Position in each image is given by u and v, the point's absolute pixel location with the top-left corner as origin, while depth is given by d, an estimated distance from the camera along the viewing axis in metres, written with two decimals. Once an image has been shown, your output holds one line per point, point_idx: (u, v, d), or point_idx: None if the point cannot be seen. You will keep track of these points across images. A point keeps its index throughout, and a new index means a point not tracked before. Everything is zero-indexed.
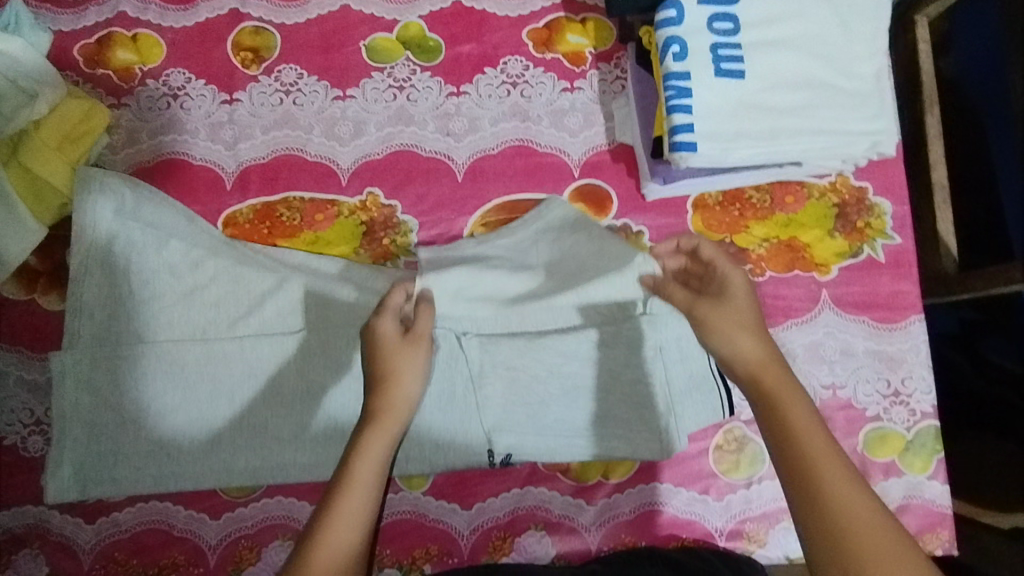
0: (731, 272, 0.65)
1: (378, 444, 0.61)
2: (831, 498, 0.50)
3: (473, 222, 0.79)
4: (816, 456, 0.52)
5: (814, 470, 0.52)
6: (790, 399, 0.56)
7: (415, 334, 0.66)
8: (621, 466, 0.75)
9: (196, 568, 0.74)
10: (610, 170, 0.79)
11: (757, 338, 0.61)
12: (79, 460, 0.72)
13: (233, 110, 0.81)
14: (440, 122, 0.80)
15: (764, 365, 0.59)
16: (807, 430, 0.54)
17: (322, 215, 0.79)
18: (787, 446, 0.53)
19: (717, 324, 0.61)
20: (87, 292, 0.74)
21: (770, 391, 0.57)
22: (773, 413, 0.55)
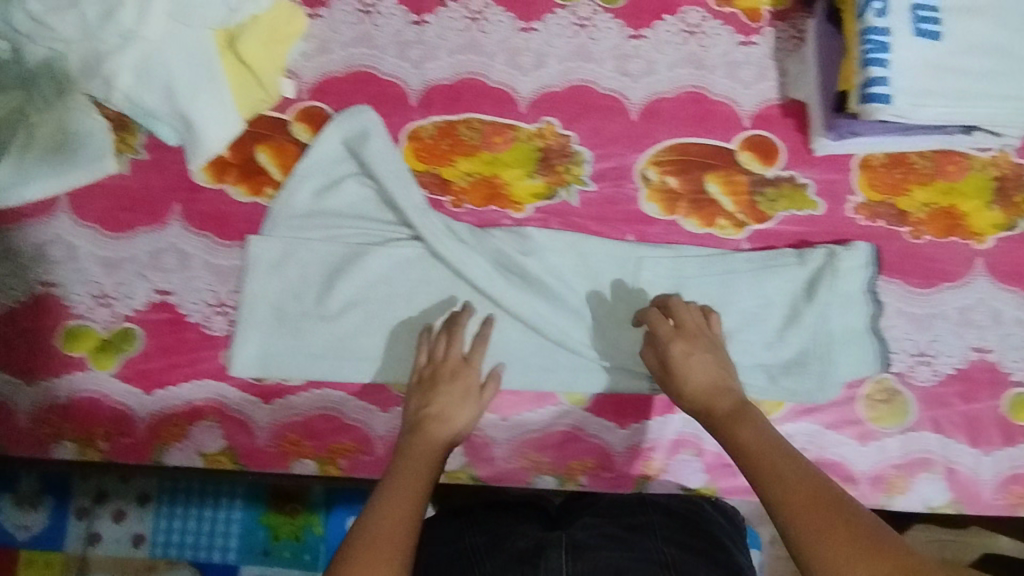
0: (670, 342, 0.69)
1: (423, 465, 0.66)
2: (783, 470, 0.58)
3: (646, 159, 0.82)
4: (755, 449, 0.60)
5: (768, 458, 0.59)
6: (746, 423, 0.63)
7: (483, 398, 0.72)
8: (771, 402, 0.77)
9: (364, 456, 0.77)
10: (779, 123, 0.82)
11: (712, 365, 0.67)
12: (269, 340, 0.78)
13: (421, 31, 0.85)
14: (618, 62, 0.84)
15: (716, 393, 0.66)
16: (755, 439, 0.61)
17: (501, 137, 0.83)
18: (748, 474, 0.59)
19: (682, 363, 0.68)
20: (297, 197, 0.81)
21: (722, 419, 0.64)
22: (730, 435, 0.63)
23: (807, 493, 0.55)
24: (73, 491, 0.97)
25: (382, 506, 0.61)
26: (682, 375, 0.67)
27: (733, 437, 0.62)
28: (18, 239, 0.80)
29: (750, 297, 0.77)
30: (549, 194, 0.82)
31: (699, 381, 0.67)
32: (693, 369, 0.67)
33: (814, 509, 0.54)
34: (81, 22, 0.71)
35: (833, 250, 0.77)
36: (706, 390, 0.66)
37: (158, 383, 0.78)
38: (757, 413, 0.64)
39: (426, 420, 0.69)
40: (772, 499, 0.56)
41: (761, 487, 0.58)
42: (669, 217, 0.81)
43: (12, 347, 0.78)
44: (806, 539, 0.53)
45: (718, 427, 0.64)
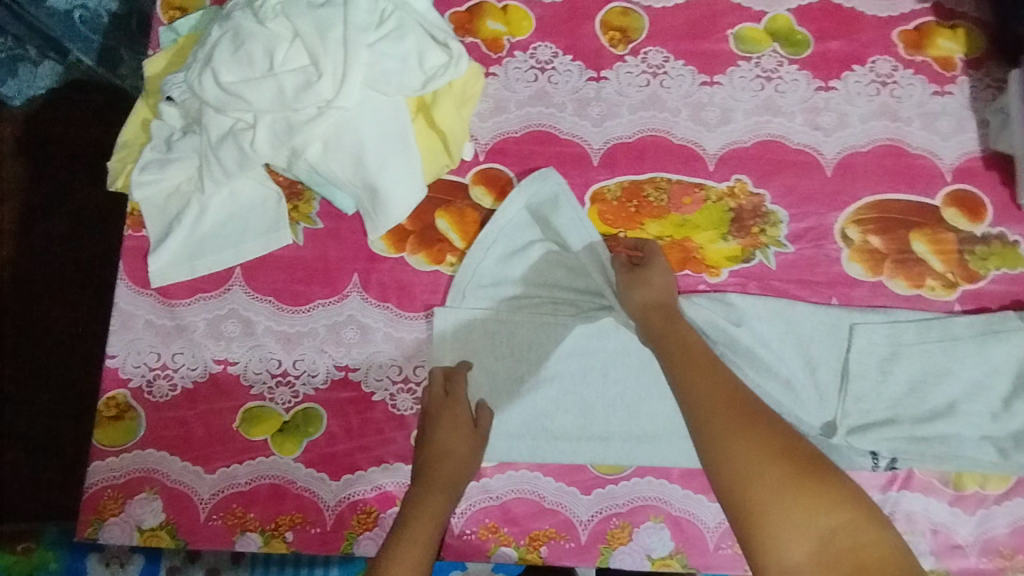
0: (654, 253, 0.75)
1: (439, 501, 0.68)
2: (710, 374, 0.64)
3: (845, 218, 0.78)
4: (691, 341, 0.68)
5: (697, 366, 0.65)
6: (678, 325, 0.69)
7: (479, 433, 0.72)
8: (998, 478, 0.73)
9: (567, 542, 0.72)
10: (983, 176, 0.78)
11: (666, 286, 0.73)
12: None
13: (600, 87, 0.82)
14: (808, 115, 0.80)
15: (660, 303, 0.71)
16: (694, 347, 0.67)
17: (689, 198, 0.79)
18: (675, 375, 0.65)
19: (648, 272, 0.73)
20: (482, 263, 0.77)
21: (665, 318, 0.70)
22: (659, 337, 0.69)
23: (714, 397, 0.62)
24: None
25: (405, 536, 0.65)
26: (647, 277, 0.73)
27: (671, 341, 0.68)
28: (192, 315, 0.76)
29: (971, 364, 0.73)
30: (745, 256, 0.77)
31: (658, 283, 0.73)
32: (653, 279, 0.73)
33: (733, 425, 0.59)
34: (278, 93, 0.69)
35: None
36: (659, 296, 0.72)
37: (345, 467, 0.73)
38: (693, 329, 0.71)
39: (436, 458, 0.70)
40: (695, 405, 0.62)
41: (686, 395, 0.63)
42: (875, 279, 0.77)
43: (190, 431, 0.73)
44: (729, 447, 0.58)
45: (655, 327, 0.70)
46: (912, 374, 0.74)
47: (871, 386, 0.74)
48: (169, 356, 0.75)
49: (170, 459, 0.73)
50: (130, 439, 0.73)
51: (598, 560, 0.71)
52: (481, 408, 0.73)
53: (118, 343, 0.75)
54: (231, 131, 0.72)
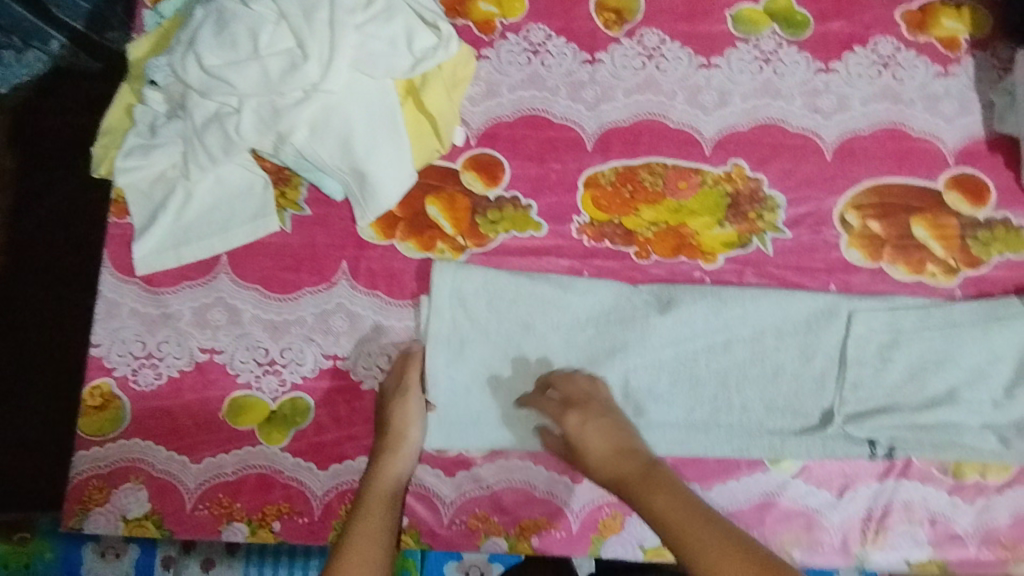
0: (569, 408, 0.69)
1: (390, 471, 0.66)
2: (703, 535, 0.57)
3: (844, 203, 0.76)
4: (673, 510, 0.59)
5: (695, 531, 0.57)
6: (658, 489, 0.62)
7: (418, 392, 0.71)
8: (999, 467, 0.71)
9: (558, 532, 0.71)
10: (987, 160, 0.77)
11: (613, 429, 0.67)
12: (453, 409, 0.72)
13: (594, 70, 0.80)
14: (808, 98, 0.79)
15: (622, 481, 0.64)
16: (675, 514, 0.59)
17: (685, 182, 0.77)
18: (670, 542, 0.58)
19: (586, 439, 0.66)
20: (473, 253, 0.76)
21: (634, 491, 0.62)
22: (647, 503, 0.61)
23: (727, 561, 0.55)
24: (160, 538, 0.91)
25: (360, 524, 0.62)
26: (580, 451, 0.67)
27: (647, 512, 0.61)
28: (178, 303, 0.75)
29: (972, 351, 0.72)
30: (741, 243, 0.76)
31: (598, 447, 0.66)
32: (593, 437, 0.66)
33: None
34: (263, 77, 0.68)
35: None
36: (613, 451, 0.66)
37: (334, 456, 0.72)
38: (666, 474, 0.63)
39: (383, 430, 0.69)
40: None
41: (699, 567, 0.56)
42: (874, 265, 0.75)
43: (176, 421, 0.72)
44: None
45: (630, 495, 0.63)
46: (912, 362, 0.73)
47: (870, 374, 0.73)
48: (154, 346, 0.74)
49: (156, 448, 0.72)
50: (115, 429, 0.72)
51: (590, 550, 0.71)
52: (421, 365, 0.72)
53: (102, 332, 0.74)
54: (217, 116, 0.71)
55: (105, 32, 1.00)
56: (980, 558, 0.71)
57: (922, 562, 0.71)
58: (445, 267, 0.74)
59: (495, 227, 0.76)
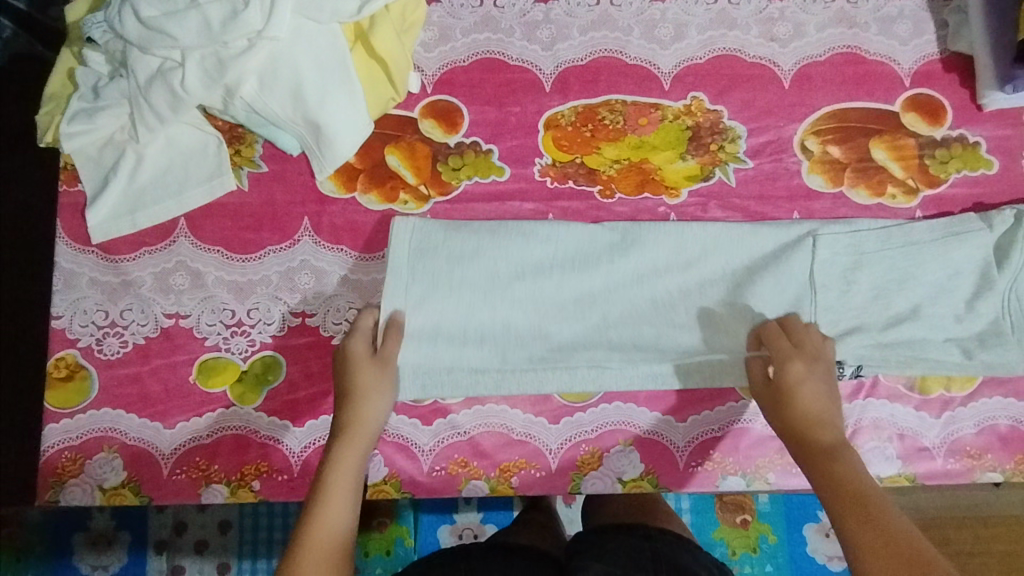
0: (786, 357, 0.65)
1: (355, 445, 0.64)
2: (891, 516, 0.54)
3: (804, 129, 0.76)
4: (859, 486, 0.57)
5: (867, 508, 0.55)
6: (840, 461, 0.59)
7: (384, 360, 0.68)
8: (963, 379, 0.72)
9: (536, 472, 0.71)
10: (942, 79, 0.77)
11: (824, 394, 0.63)
12: (423, 357, 0.71)
13: (549, 9, 0.79)
14: (764, 26, 0.78)
15: (811, 430, 0.61)
16: (864, 488, 0.57)
17: (646, 118, 0.77)
18: (830, 505, 0.57)
19: (797, 388, 0.63)
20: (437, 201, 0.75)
21: (816, 450, 0.61)
22: (818, 466, 0.59)
23: (893, 545, 0.52)
24: (149, 526, 0.97)
25: (325, 504, 0.60)
26: (791, 396, 0.63)
27: (829, 476, 0.58)
28: (138, 270, 0.73)
29: (934, 266, 0.72)
30: (704, 175, 0.76)
31: (808, 399, 0.63)
32: (803, 397, 0.63)
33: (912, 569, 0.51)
34: (205, 26, 0.66)
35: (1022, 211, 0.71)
36: (811, 416, 0.62)
37: (309, 413, 0.71)
38: (854, 454, 0.60)
39: (343, 400, 0.66)
40: (861, 551, 0.53)
41: (844, 533, 0.54)
42: (836, 190, 0.75)
43: (146, 387, 0.72)
44: None
45: (808, 459, 0.61)
46: (876, 286, 0.72)
47: (836, 295, 0.72)
48: (117, 314, 0.72)
49: (126, 417, 0.71)
50: (83, 400, 0.71)
51: (570, 487, 0.71)
52: (393, 321, 0.69)
53: (62, 304, 0.72)
54: (161, 71, 0.69)
55: (49, 10, 0.95)
56: (950, 470, 0.71)
57: (895, 477, 0.71)
58: (405, 224, 0.73)
59: (458, 173, 0.76)
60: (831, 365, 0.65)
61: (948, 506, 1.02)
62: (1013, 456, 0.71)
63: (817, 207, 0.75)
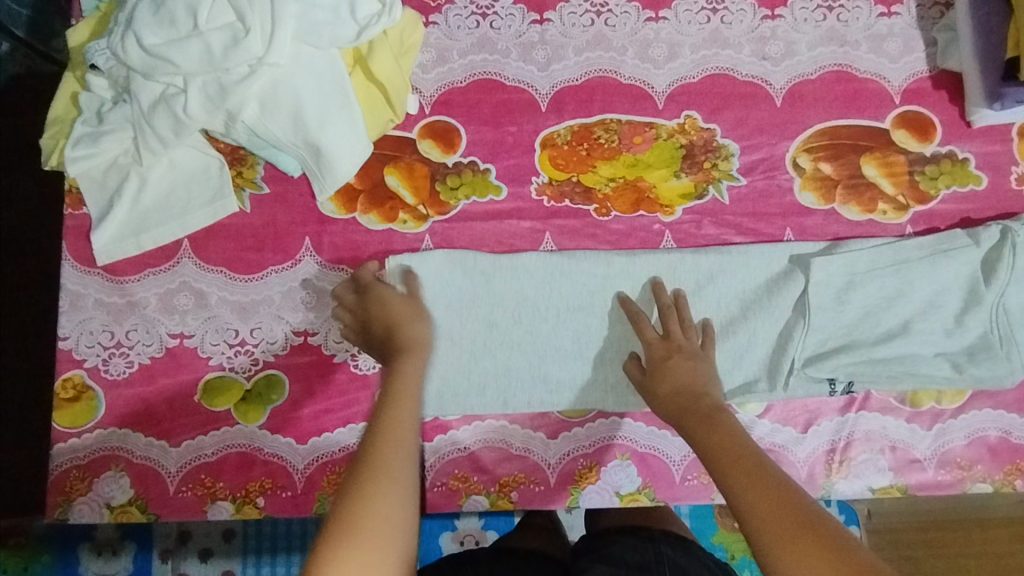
0: (650, 335, 0.69)
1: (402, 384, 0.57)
2: (757, 468, 0.52)
3: (796, 147, 0.78)
4: (735, 446, 0.55)
5: (744, 466, 0.53)
6: (716, 425, 0.58)
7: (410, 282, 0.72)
8: (953, 392, 0.73)
9: (536, 486, 0.72)
10: (932, 96, 0.78)
11: (695, 369, 0.65)
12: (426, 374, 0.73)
13: (544, 30, 0.80)
14: (756, 45, 0.79)
15: (693, 401, 0.61)
16: (737, 446, 0.55)
17: (641, 137, 0.78)
18: (713, 472, 0.54)
19: (669, 367, 0.65)
20: (436, 220, 0.77)
21: (696, 418, 0.59)
22: (697, 436, 0.58)
23: (774, 501, 0.49)
24: (154, 536, 0.98)
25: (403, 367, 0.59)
26: (664, 376, 0.65)
27: (704, 442, 0.57)
28: (143, 291, 0.75)
29: (924, 282, 0.73)
30: (698, 192, 0.77)
31: (682, 378, 0.64)
32: (677, 371, 0.65)
33: (792, 519, 0.48)
34: (206, 53, 0.67)
35: (1011, 228, 0.72)
36: (683, 389, 0.63)
37: (312, 430, 0.73)
38: (730, 415, 0.59)
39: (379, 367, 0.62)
40: (744, 517, 0.50)
41: (729, 492, 0.52)
42: (827, 207, 0.77)
43: (151, 407, 0.73)
44: (786, 568, 0.46)
45: (690, 428, 0.60)
46: (867, 302, 0.73)
47: (828, 313, 0.73)
48: (123, 334, 0.74)
49: (133, 436, 0.72)
50: (90, 420, 0.72)
51: (569, 500, 0.73)
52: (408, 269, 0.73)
53: (69, 325, 0.74)
54: (163, 97, 0.70)
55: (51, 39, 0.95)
56: (939, 480, 0.73)
57: (887, 488, 0.73)
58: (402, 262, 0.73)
59: (456, 193, 0.77)
60: (702, 349, 0.68)
61: (941, 511, 1.04)
62: (1002, 467, 0.73)
63: (809, 224, 0.77)
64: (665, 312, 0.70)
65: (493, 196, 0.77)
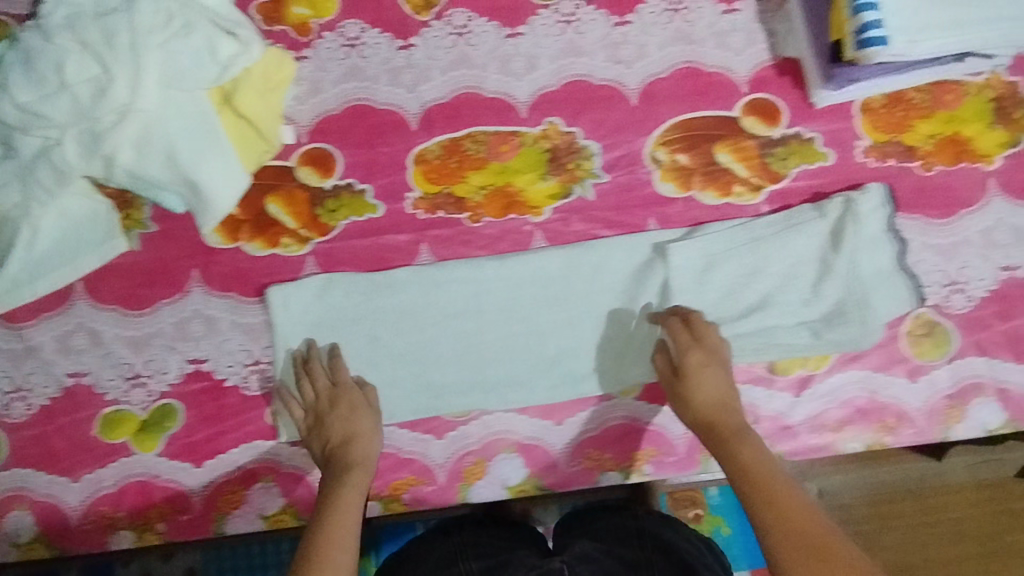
0: (692, 348, 0.71)
1: (353, 490, 0.67)
2: (774, 488, 0.61)
3: (653, 141, 0.82)
4: (760, 471, 0.63)
5: (762, 481, 0.62)
6: (740, 442, 0.66)
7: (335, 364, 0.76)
8: (821, 357, 0.77)
9: (427, 487, 0.76)
10: (777, 83, 0.83)
11: (721, 384, 0.70)
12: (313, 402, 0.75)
13: (410, 55, 0.84)
14: (609, 51, 0.84)
15: (718, 416, 0.69)
16: (757, 464, 0.64)
17: (507, 146, 0.82)
18: (740, 490, 0.62)
19: (697, 375, 0.70)
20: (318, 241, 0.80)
21: (723, 437, 0.67)
22: (727, 453, 0.66)
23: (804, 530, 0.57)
24: None
25: (351, 479, 0.68)
26: (693, 385, 0.70)
27: (735, 458, 0.65)
28: (39, 335, 0.78)
29: (780, 258, 0.77)
30: (564, 193, 0.81)
31: (707, 394, 0.70)
32: (705, 384, 0.70)
33: (806, 521, 0.58)
34: (75, 106, 0.71)
35: (851, 199, 0.78)
36: (717, 402, 0.69)
37: (207, 453, 0.76)
38: (757, 437, 0.67)
39: (342, 445, 0.71)
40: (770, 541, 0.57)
41: (755, 516, 0.60)
42: (686, 194, 0.81)
43: (51, 446, 0.75)
44: None
45: (715, 443, 0.67)
46: (729, 281, 0.78)
47: (690, 295, 0.77)
48: (21, 378, 0.77)
49: (34, 475, 0.75)
50: None
51: (458, 497, 0.76)
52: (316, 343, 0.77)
53: None
54: (43, 150, 0.73)
55: None
56: (812, 443, 0.77)
57: None
58: (280, 291, 0.78)
59: (336, 215, 0.81)
60: (726, 355, 0.72)
61: (902, 482, 1.05)
62: (871, 425, 0.77)
63: (671, 214, 0.81)
64: (684, 324, 0.73)
65: (371, 214, 0.81)
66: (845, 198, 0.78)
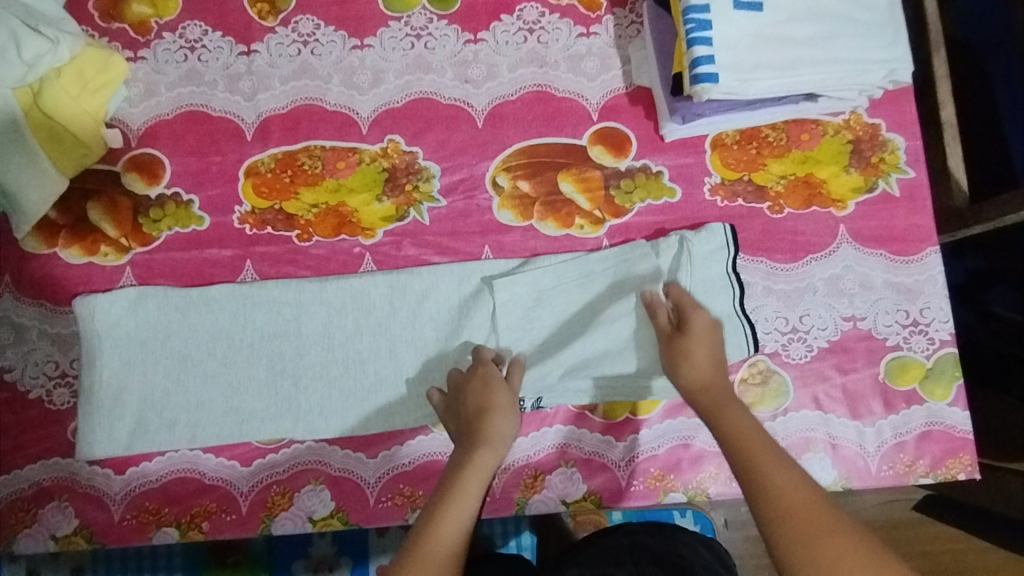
0: (697, 310, 0.71)
1: (479, 461, 0.67)
2: (771, 449, 0.61)
3: (495, 166, 0.79)
4: (750, 434, 0.63)
5: (756, 441, 0.62)
6: (733, 410, 0.65)
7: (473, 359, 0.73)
8: (646, 402, 0.75)
9: (228, 516, 0.73)
10: (628, 112, 0.80)
11: (716, 354, 0.69)
12: (114, 420, 0.74)
13: (251, 61, 0.81)
14: (458, 69, 0.81)
15: (709, 387, 0.67)
16: (749, 429, 0.63)
17: (344, 162, 0.79)
18: (733, 454, 0.62)
19: (697, 348, 0.69)
20: (136, 251, 0.77)
21: (717, 403, 0.66)
22: (717, 421, 0.65)
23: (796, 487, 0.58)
24: None
25: (459, 457, 0.67)
26: (697, 352, 0.69)
27: (728, 423, 0.64)
28: None
29: (608, 297, 0.75)
30: (398, 215, 0.78)
31: (709, 359, 0.69)
32: (705, 350, 0.69)
33: (781, 479, 0.59)
34: None
35: (686, 240, 0.75)
36: (712, 369, 0.68)
37: (2, 467, 0.74)
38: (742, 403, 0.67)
39: (477, 416, 0.69)
40: (770, 499, 0.58)
41: (750, 478, 0.60)
42: (524, 223, 0.78)
43: None
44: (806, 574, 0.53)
45: (711, 408, 0.66)
46: (556, 318, 0.76)
47: (514, 330, 0.75)
48: None
49: None
50: None
51: (260, 529, 0.73)
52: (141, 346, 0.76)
53: None
54: None
55: None
56: (633, 491, 0.74)
57: (580, 501, 0.74)
58: (88, 304, 0.74)
59: (159, 225, 0.78)
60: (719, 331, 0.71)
61: None
62: (694, 476, 0.75)
63: (508, 243, 0.78)
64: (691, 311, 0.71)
65: (194, 227, 0.78)
66: (681, 237, 0.76)
